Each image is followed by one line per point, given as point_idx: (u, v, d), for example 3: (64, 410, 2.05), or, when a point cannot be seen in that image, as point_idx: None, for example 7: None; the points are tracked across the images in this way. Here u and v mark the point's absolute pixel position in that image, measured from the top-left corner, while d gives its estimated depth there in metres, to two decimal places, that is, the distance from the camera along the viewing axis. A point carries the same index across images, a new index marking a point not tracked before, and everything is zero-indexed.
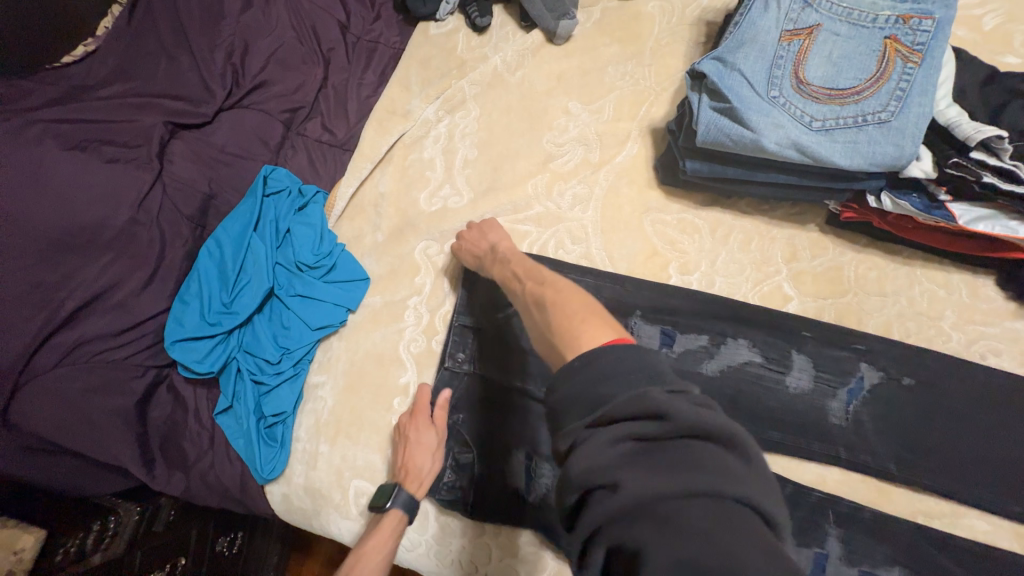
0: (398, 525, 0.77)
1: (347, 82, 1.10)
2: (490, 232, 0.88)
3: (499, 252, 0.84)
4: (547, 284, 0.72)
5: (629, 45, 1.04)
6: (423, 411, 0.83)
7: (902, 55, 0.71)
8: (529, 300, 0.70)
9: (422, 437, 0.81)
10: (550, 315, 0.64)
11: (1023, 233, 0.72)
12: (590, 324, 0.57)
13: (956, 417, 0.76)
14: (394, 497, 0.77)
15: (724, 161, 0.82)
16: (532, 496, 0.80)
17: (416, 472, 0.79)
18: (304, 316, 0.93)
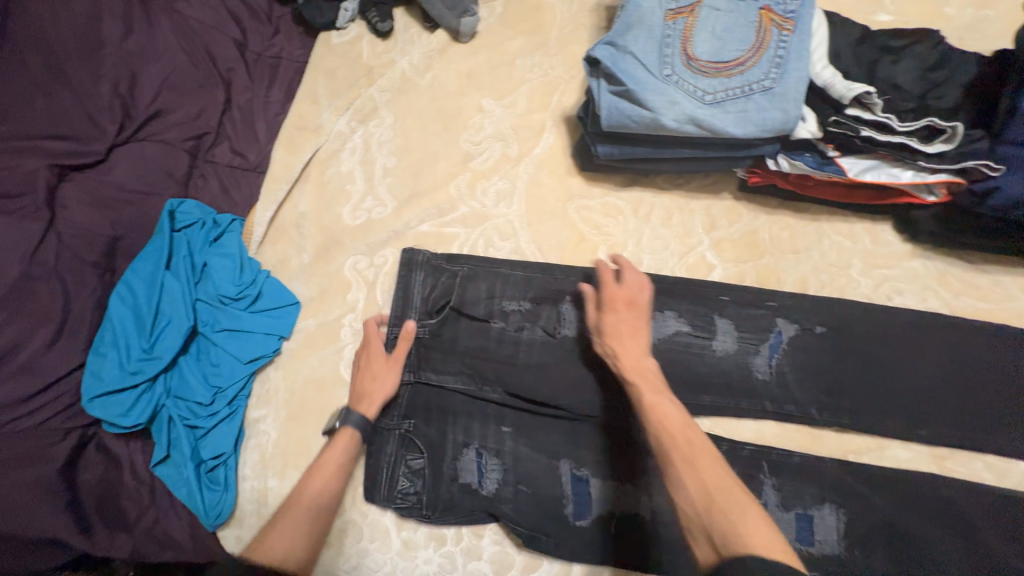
0: (351, 444, 0.78)
1: (253, 102, 1.06)
2: (645, 338, 0.72)
3: (642, 359, 0.70)
4: (694, 426, 0.62)
5: (534, 36, 1.05)
6: (375, 342, 0.85)
7: (776, 24, 0.75)
8: (679, 439, 0.60)
9: (371, 363, 0.84)
10: (708, 472, 0.56)
11: (905, 178, 0.79)
12: (746, 504, 0.53)
13: (866, 353, 0.83)
14: (347, 418, 0.79)
15: (632, 143, 0.84)
16: (485, 490, 0.81)
17: (370, 395, 0.81)
18: (234, 350, 0.88)
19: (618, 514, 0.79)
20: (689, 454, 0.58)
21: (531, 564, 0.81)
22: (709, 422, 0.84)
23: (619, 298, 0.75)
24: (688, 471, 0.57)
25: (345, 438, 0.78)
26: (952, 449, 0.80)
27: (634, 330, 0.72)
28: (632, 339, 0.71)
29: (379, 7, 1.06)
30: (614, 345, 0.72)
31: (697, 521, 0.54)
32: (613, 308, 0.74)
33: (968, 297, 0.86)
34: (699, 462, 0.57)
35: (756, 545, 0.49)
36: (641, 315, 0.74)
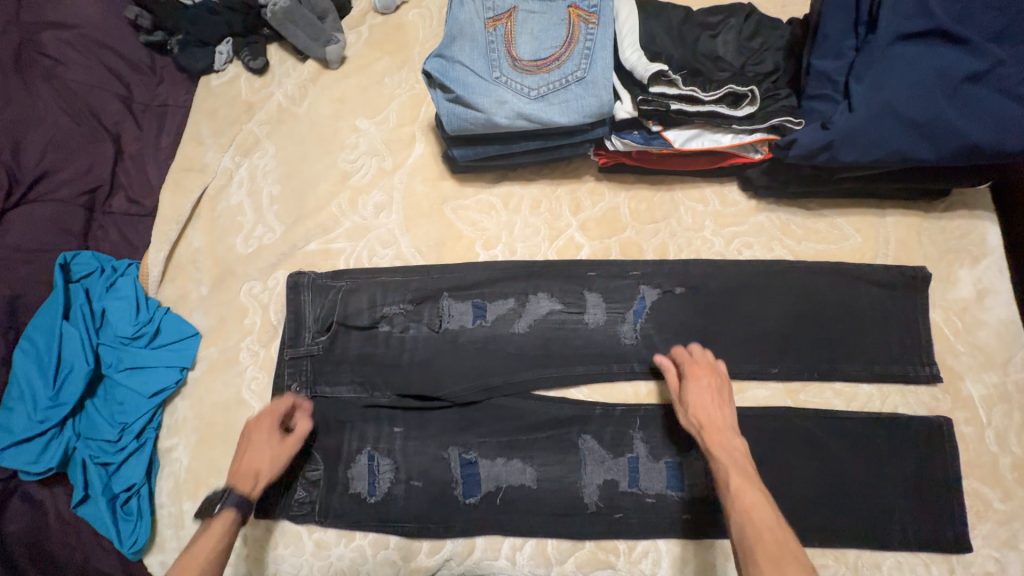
0: (230, 526, 0.75)
1: (144, 150, 1.12)
2: (729, 415, 0.78)
3: (733, 436, 0.76)
4: (783, 522, 0.66)
5: (399, 54, 1.11)
6: (270, 420, 0.84)
7: (582, 19, 0.83)
8: (767, 535, 0.64)
9: (258, 441, 0.82)
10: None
11: (726, 142, 0.86)
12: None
13: (727, 306, 0.89)
14: (227, 497, 0.76)
15: (483, 143, 0.90)
16: (375, 496, 0.86)
17: (251, 472, 0.79)
18: (136, 386, 0.92)
19: (506, 486, 0.86)
20: (775, 552, 0.62)
21: (436, 547, 0.86)
22: (588, 390, 0.90)
23: (697, 369, 0.82)
24: (771, 568, 0.61)
25: (225, 519, 0.75)
26: (804, 382, 0.86)
27: (713, 400, 0.79)
28: (715, 416, 0.77)
29: (250, 46, 1.12)
30: (699, 415, 0.78)
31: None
32: (692, 379, 0.81)
33: (809, 241, 0.92)
34: (786, 568, 0.61)
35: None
36: (719, 383, 0.81)
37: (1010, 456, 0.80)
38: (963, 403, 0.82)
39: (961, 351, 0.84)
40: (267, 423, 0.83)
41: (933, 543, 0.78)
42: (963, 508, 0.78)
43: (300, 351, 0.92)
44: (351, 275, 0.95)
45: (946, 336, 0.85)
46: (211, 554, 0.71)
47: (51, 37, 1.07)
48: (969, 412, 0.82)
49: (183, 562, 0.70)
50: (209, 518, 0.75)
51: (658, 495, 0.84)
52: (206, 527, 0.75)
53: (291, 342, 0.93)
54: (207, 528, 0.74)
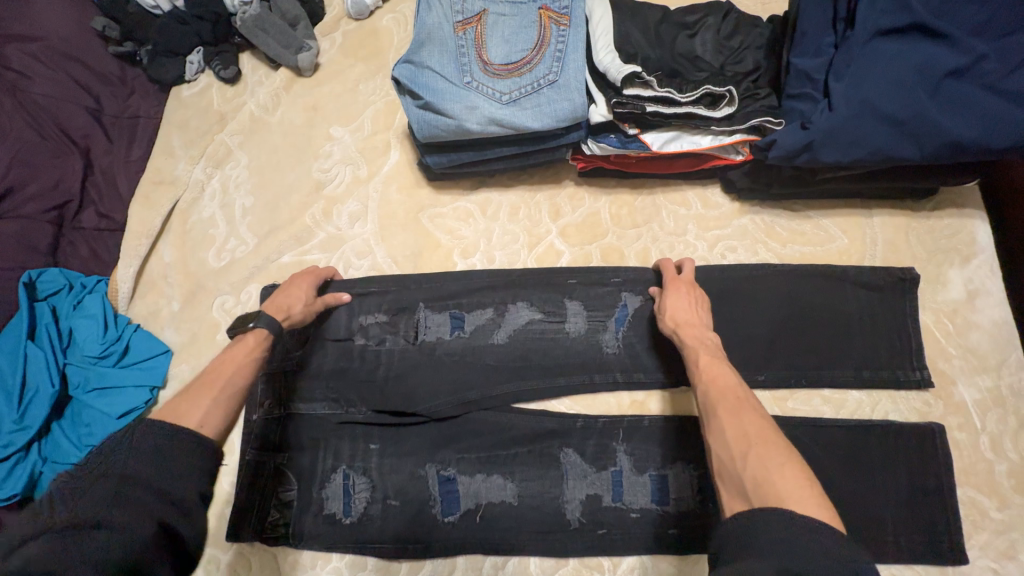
0: (263, 342, 0.73)
1: (115, 163, 1.09)
2: (705, 316, 0.79)
3: (706, 329, 0.77)
4: (747, 391, 0.67)
5: (374, 60, 1.09)
6: (310, 274, 0.88)
7: (553, 21, 0.81)
8: (729, 395, 0.65)
9: (296, 286, 0.85)
10: (752, 424, 0.60)
11: (706, 143, 0.83)
12: (785, 457, 0.56)
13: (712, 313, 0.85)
14: (260, 315, 0.75)
15: (456, 149, 0.88)
16: (350, 517, 0.83)
17: (283, 307, 0.81)
18: (104, 408, 0.89)
19: (486, 503, 0.83)
20: (733, 407, 0.63)
21: (415, 567, 0.83)
22: (569, 403, 0.88)
23: (679, 281, 0.83)
24: (728, 415, 0.62)
25: (258, 334, 0.73)
26: (791, 389, 0.83)
27: (690, 302, 0.80)
28: (690, 317, 0.78)
29: (221, 55, 1.09)
30: (675, 315, 0.79)
31: (733, 466, 0.58)
32: (672, 285, 0.82)
33: (794, 244, 0.90)
34: (744, 418, 0.62)
35: (787, 495, 0.52)
36: (697, 294, 0.81)
37: (1005, 463, 0.77)
38: (956, 408, 0.80)
39: (953, 355, 0.82)
40: (307, 277, 0.87)
41: (928, 556, 0.75)
42: (957, 518, 0.75)
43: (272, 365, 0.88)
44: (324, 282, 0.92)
45: (936, 339, 0.83)
46: (246, 360, 0.69)
47: (17, 50, 1.05)
48: (962, 418, 0.79)
49: (216, 367, 0.67)
50: (239, 331, 0.74)
51: (643, 510, 0.81)
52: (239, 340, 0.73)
53: None
54: (239, 340, 0.72)
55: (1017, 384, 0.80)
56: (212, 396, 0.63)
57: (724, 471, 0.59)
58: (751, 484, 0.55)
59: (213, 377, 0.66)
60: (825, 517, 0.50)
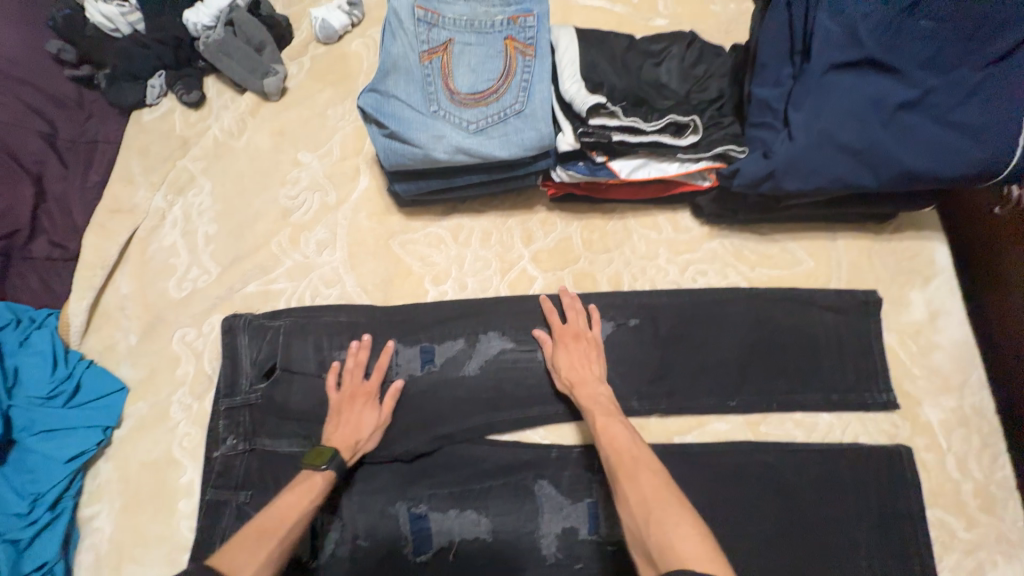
0: (325, 489, 0.74)
1: (69, 190, 1.05)
2: (597, 368, 0.82)
3: (597, 385, 0.79)
4: (642, 446, 0.70)
5: (343, 85, 1.08)
6: (369, 391, 0.83)
7: (519, 51, 0.81)
8: (625, 458, 0.68)
9: (361, 410, 0.82)
10: (647, 486, 0.63)
11: (673, 170, 0.83)
12: (680, 516, 0.58)
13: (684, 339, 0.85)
14: (330, 460, 0.76)
15: (424, 177, 0.87)
16: (317, 560, 0.79)
17: (351, 439, 0.79)
18: (52, 451, 0.84)
19: (459, 540, 0.80)
20: (629, 470, 0.66)
21: None
22: (544, 433, 0.86)
23: (567, 333, 0.84)
24: (626, 480, 0.65)
25: (324, 479, 0.74)
26: (764, 414, 0.83)
27: (580, 359, 0.82)
28: (583, 372, 0.81)
29: (184, 79, 1.06)
30: (568, 374, 0.81)
31: (640, 535, 0.59)
32: (568, 342, 0.84)
33: (762, 267, 0.91)
34: (640, 478, 0.64)
35: (688, 558, 0.53)
36: (589, 346, 0.84)
37: (971, 482, 0.78)
38: (922, 429, 0.81)
39: (918, 375, 0.83)
40: (367, 389, 0.83)
41: None
42: (928, 540, 0.76)
43: (237, 400, 0.85)
44: (289, 314, 0.89)
45: (902, 360, 0.84)
46: (308, 507, 0.71)
47: None
48: (928, 438, 0.80)
49: (278, 513, 0.69)
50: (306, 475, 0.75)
51: (618, 543, 0.79)
52: (307, 478, 0.75)
53: (227, 391, 0.86)
54: (304, 481, 0.74)
55: (978, 403, 0.82)
56: (270, 549, 0.65)
57: (636, 542, 0.60)
58: (656, 553, 0.56)
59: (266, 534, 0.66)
60: (720, 570, 0.52)
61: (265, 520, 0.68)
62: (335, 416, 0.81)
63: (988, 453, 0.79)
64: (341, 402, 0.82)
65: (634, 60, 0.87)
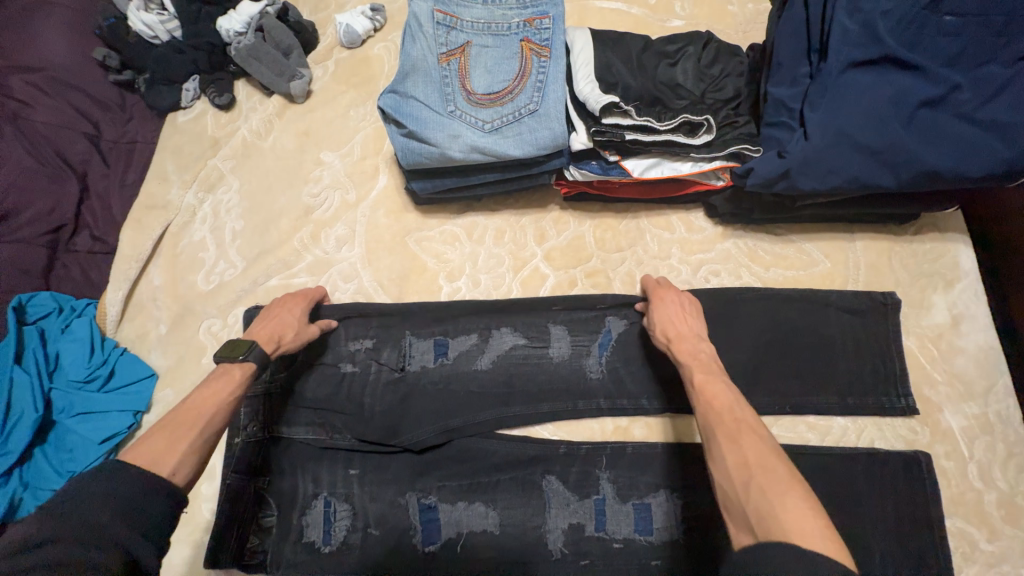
0: (247, 379, 0.70)
1: (110, 187, 1.12)
2: (697, 327, 0.76)
3: (699, 342, 0.73)
4: (749, 409, 0.62)
5: (365, 87, 1.11)
6: (300, 297, 0.86)
7: (534, 52, 0.83)
8: (726, 418, 0.60)
9: (288, 311, 0.82)
10: (749, 448, 0.56)
11: (686, 169, 0.84)
12: (789, 484, 0.51)
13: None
14: (252, 347, 0.73)
15: (441, 175, 0.90)
16: (329, 546, 0.81)
17: (273, 334, 0.78)
18: (87, 433, 0.89)
19: (467, 532, 0.81)
20: (732, 431, 0.58)
21: None
22: (553, 428, 0.88)
23: (664, 291, 0.81)
24: (726, 441, 0.57)
25: (245, 367, 0.71)
26: (776, 416, 0.82)
27: (678, 313, 0.77)
28: (681, 327, 0.75)
29: (216, 82, 1.12)
30: (664, 328, 0.76)
31: (735, 497, 0.53)
32: (665, 297, 0.80)
33: (777, 267, 0.90)
34: (744, 441, 0.57)
35: (792, 530, 0.47)
36: (686, 302, 0.80)
37: (995, 492, 0.76)
38: (943, 436, 0.78)
39: (939, 381, 0.81)
40: (299, 301, 0.85)
41: None
42: (947, 551, 0.73)
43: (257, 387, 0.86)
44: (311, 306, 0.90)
45: (921, 365, 0.82)
46: (228, 397, 0.67)
47: (18, 81, 1.08)
48: (950, 446, 0.78)
49: (192, 402, 0.65)
50: (225, 361, 0.71)
51: (626, 540, 0.79)
52: (225, 369, 0.71)
53: None
54: (223, 374, 0.70)
55: (1003, 411, 0.79)
56: (191, 439, 0.61)
57: (729, 502, 0.54)
58: (755, 515, 0.50)
59: (185, 422, 0.62)
60: (829, 551, 0.45)
61: (179, 413, 0.63)
62: (262, 319, 0.81)
63: (1013, 463, 0.77)
64: (270, 308, 0.83)
65: (649, 60, 0.88)
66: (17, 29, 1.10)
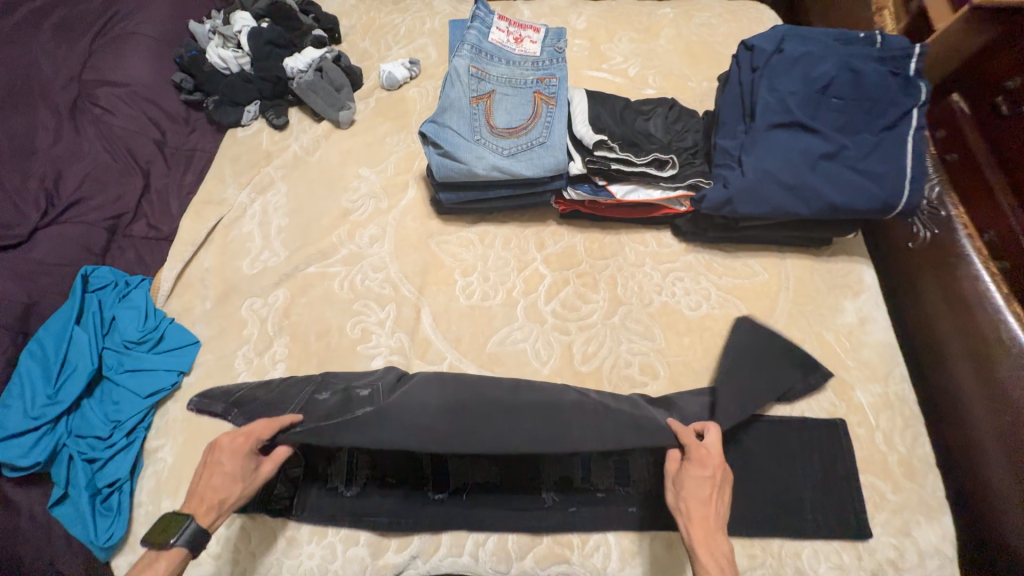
0: (180, 559, 0.72)
1: (169, 186, 1.29)
2: (722, 511, 0.77)
3: (722, 540, 0.75)
4: None
5: (400, 120, 1.36)
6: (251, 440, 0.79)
7: (544, 101, 1.09)
8: None
9: (228, 466, 0.76)
10: None
11: (656, 195, 1.10)
12: None
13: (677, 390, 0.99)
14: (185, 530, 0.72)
15: (465, 189, 1.12)
16: (350, 490, 0.94)
17: (212, 503, 0.74)
18: (135, 387, 1.01)
19: (471, 483, 0.96)
20: None
21: (404, 543, 0.92)
22: None
23: (702, 459, 0.79)
24: None
25: (176, 552, 0.72)
26: None
27: (710, 496, 0.77)
28: (705, 514, 0.75)
29: (275, 107, 1.35)
30: (691, 507, 0.76)
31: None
32: (698, 470, 0.79)
33: (728, 276, 1.13)
34: None
35: None
36: (720, 479, 0.79)
37: (897, 454, 0.95)
38: (856, 408, 0.99)
39: (851, 366, 1.03)
40: (246, 442, 0.78)
41: (843, 532, 0.89)
42: (862, 499, 0.91)
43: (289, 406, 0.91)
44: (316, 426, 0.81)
45: (838, 353, 1.04)
46: None
47: (105, 92, 1.28)
48: (861, 416, 0.98)
49: None
50: (154, 546, 0.71)
51: (607, 490, 0.95)
52: (154, 556, 0.72)
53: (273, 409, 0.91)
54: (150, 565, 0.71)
55: (901, 391, 1.01)
56: None
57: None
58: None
59: None
60: None
61: None
62: (200, 475, 0.77)
63: (909, 431, 0.97)
64: (207, 456, 0.78)
65: (629, 115, 1.16)
66: (111, 52, 1.31)
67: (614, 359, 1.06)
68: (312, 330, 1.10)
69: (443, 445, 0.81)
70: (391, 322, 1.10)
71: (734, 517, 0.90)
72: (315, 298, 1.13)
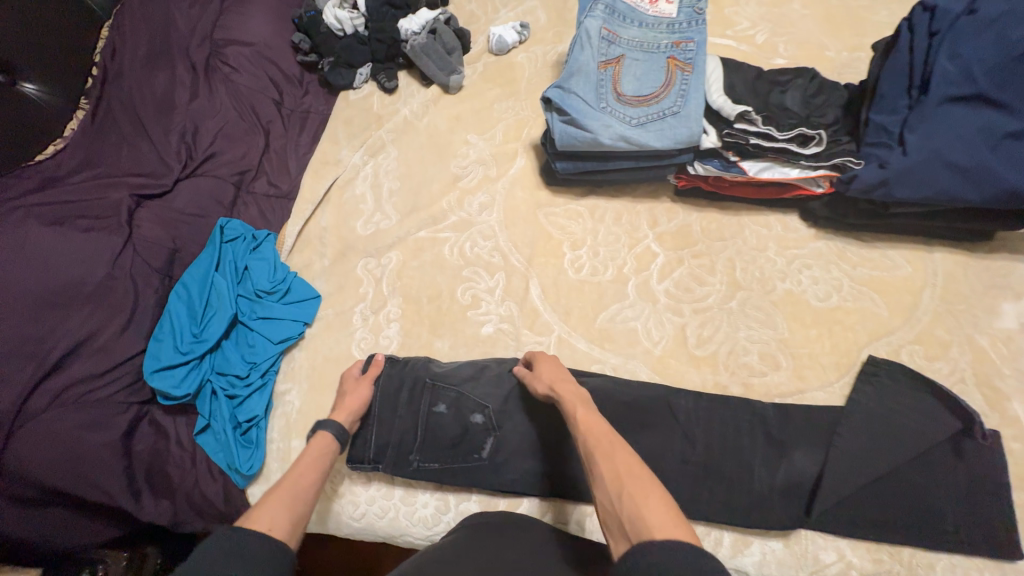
0: (328, 446, 0.82)
1: (286, 145, 1.33)
2: (568, 374, 0.90)
3: (570, 383, 0.87)
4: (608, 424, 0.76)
5: (508, 86, 1.33)
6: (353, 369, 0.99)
7: (679, 68, 1.02)
8: (604, 442, 0.71)
9: (347, 385, 0.96)
10: (621, 462, 0.67)
11: (793, 174, 1.01)
12: (652, 490, 0.61)
13: (801, 433, 0.91)
14: (324, 424, 0.86)
15: (582, 159, 1.08)
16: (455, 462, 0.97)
17: (347, 407, 0.91)
18: (268, 333, 1.08)
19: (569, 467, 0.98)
20: (608, 451, 0.69)
21: (513, 504, 0.93)
22: (659, 378, 1.01)
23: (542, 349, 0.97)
24: (604, 462, 0.67)
25: (325, 441, 0.83)
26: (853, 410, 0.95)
27: (553, 362, 0.92)
28: (553, 371, 0.90)
29: (387, 70, 1.35)
30: (545, 372, 0.90)
31: (612, 507, 0.62)
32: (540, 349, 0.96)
33: (864, 267, 1.04)
34: (618, 458, 0.67)
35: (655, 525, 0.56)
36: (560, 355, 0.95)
37: None
38: (1011, 421, 0.90)
39: (1008, 374, 0.93)
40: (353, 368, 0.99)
41: (988, 550, 0.82)
42: (1016, 518, 0.83)
43: (410, 416, 0.95)
44: (443, 460, 0.93)
45: (992, 359, 0.94)
46: (313, 461, 0.78)
47: (233, 50, 1.33)
48: (1016, 430, 0.89)
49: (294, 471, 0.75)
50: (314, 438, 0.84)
51: None
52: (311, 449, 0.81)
53: (391, 411, 0.95)
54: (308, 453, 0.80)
55: None
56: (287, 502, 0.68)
57: (608, 516, 0.62)
58: (626, 522, 0.58)
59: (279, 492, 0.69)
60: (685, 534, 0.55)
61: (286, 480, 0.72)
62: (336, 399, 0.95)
63: None
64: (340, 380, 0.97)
65: (761, 86, 1.06)
66: (236, 13, 1.37)
67: (731, 345, 1.02)
68: (424, 293, 1.12)
69: (550, 487, 0.92)
70: (501, 291, 1.11)
71: (862, 523, 0.85)
72: (427, 262, 1.15)
